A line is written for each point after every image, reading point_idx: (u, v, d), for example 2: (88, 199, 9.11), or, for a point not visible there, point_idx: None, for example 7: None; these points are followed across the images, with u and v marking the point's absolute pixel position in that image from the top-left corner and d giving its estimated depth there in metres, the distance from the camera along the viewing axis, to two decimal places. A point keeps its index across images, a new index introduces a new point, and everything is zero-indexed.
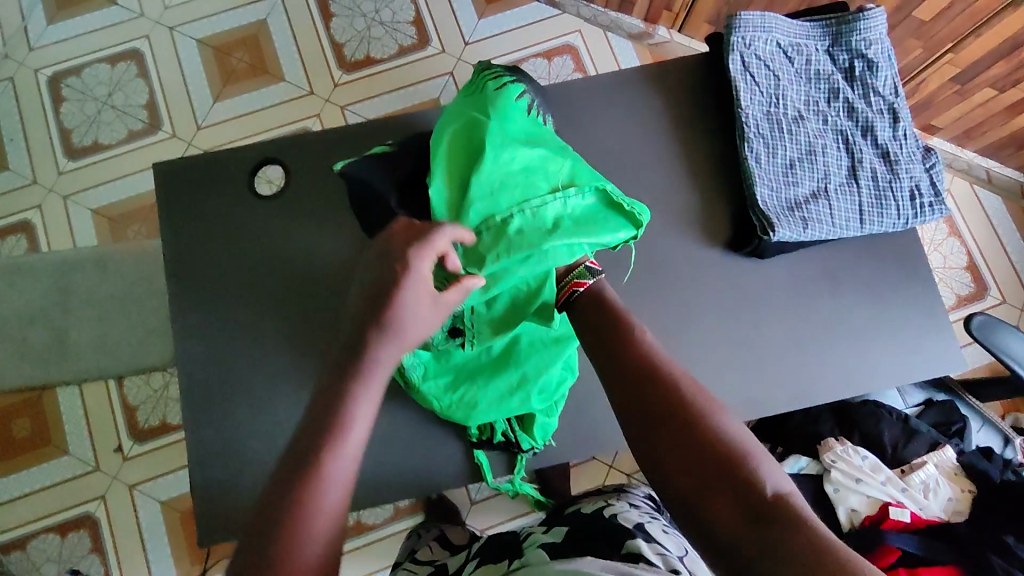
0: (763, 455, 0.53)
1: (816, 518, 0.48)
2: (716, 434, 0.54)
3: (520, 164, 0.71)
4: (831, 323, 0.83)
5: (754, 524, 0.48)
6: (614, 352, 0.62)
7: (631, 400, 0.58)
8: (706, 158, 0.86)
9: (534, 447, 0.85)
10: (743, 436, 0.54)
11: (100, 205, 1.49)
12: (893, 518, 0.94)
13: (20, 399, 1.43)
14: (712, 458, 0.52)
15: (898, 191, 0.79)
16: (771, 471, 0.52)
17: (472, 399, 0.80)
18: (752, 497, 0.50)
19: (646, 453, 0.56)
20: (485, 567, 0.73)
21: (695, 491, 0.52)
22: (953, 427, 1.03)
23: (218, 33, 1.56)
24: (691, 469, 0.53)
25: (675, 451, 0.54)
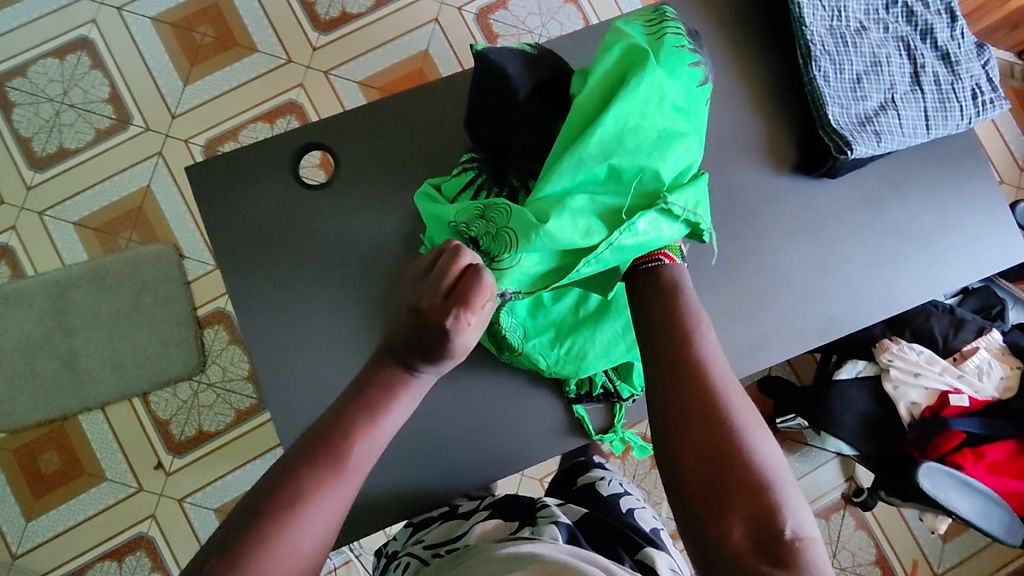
0: (793, 491, 0.54)
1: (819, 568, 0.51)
2: (751, 458, 0.55)
3: (632, 143, 0.67)
4: (901, 232, 0.85)
5: (762, 558, 0.51)
6: (670, 348, 0.62)
7: (673, 393, 0.59)
8: (762, 84, 0.85)
9: (633, 395, 0.81)
10: (776, 468, 0.55)
11: (82, 216, 1.38)
12: (952, 406, 1.00)
13: (41, 433, 1.35)
14: (739, 479, 0.54)
15: (960, 92, 0.81)
16: (796, 513, 0.54)
17: (580, 351, 0.77)
18: (768, 532, 0.52)
19: (672, 450, 0.57)
20: (491, 527, 0.73)
21: (708, 498, 0.54)
22: (993, 311, 1.09)
23: (173, 8, 1.42)
24: (713, 479, 0.54)
25: (700, 455, 0.56)
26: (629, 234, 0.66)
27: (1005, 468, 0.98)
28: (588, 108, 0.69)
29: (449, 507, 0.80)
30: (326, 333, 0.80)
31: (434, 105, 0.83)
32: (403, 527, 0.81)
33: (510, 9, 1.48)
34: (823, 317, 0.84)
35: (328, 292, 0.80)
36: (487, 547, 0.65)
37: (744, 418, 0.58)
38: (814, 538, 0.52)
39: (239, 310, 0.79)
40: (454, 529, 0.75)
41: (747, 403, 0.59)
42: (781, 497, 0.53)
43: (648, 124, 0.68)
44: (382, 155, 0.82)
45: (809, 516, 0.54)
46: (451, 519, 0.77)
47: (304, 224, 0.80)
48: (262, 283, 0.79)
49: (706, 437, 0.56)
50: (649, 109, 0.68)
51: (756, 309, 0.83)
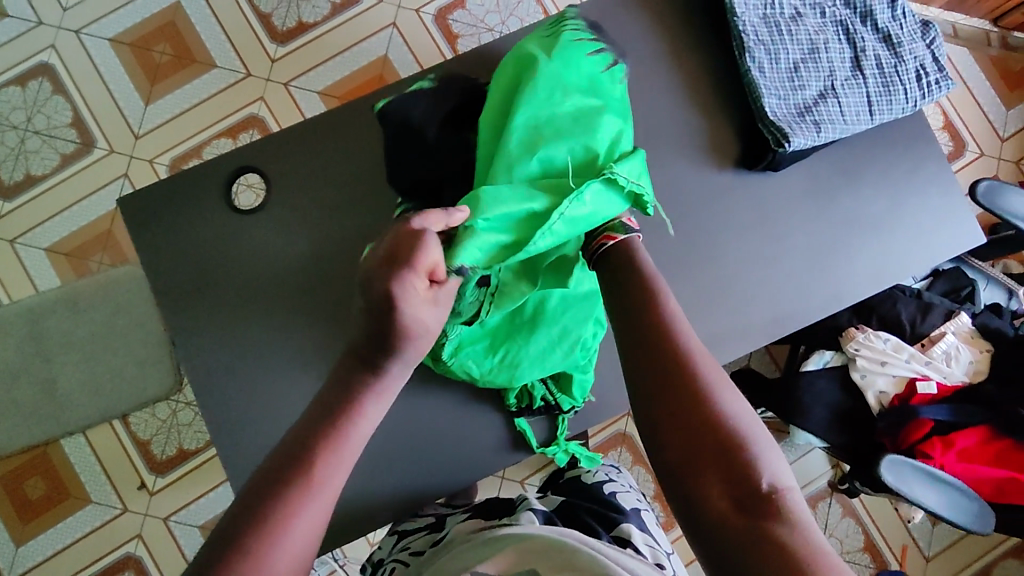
0: (768, 443, 0.52)
1: (804, 515, 0.48)
2: (724, 416, 0.52)
3: (551, 131, 0.68)
4: (851, 221, 0.82)
5: (744, 512, 0.48)
6: (634, 313, 0.60)
7: (641, 358, 0.57)
8: (702, 76, 0.82)
9: (574, 407, 0.82)
10: (750, 420, 0.53)
11: (53, 242, 1.39)
12: (920, 393, 0.98)
13: (25, 459, 1.37)
14: (714, 437, 0.51)
15: (904, 75, 0.78)
16: (773, 466, 0.51)
17: (514, 359, 0.76)
18: (746, 486, 0.49)
19: (646, 415, 0.55)
20: (475, 523, 0.74)
21: (684, 460, 0.51)
22: (963, 292, 1.06)
23: (131, 28, 1.42)
24: (687, 441, 0.52)
25: (673, 416, 0.53)
26: (576, 203, 0.64)
27: (975, 454, 0.96)
28: (501, 112, 0.71)
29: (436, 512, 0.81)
30: (267, 356, 0.79)
31: (365, 119, 0.82)
32: (390, 535, 0.81)
33: (468, 8, 1.46)
34: (776, 313, 0.81)
35: (265, 315, 0.79)
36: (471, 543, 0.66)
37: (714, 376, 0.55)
38: (794, 488, 0.50)
39: (179, 337, 0.78)
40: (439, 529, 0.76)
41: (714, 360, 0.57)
42: (756, 451, 0.51)
43: (563, 113, 0.69)
44: (314, 173, 0.81)
45: (787, 467, 0.52)
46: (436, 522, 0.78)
47: (239, 245, 0.79)
48: (199, 310, 0.79)
49: (678, 398, 0.54)
50: (559, 95, 0.70)
51: (703, 308, 0.80)
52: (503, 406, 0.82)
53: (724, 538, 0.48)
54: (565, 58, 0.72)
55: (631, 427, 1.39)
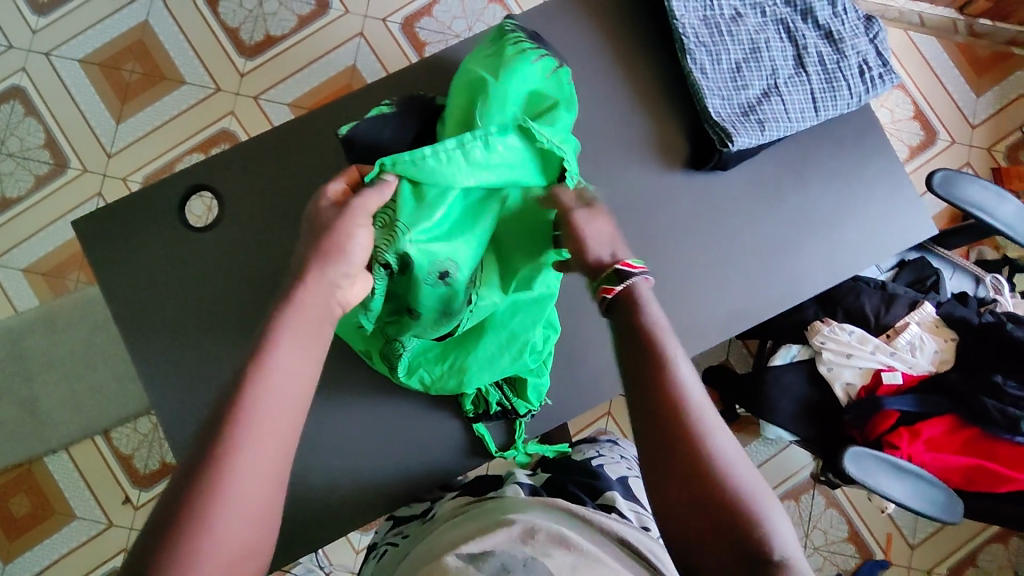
0: (776, 509, 0.52)
1: None
2: (734, 488, 0.51)
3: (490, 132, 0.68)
4: (802, 217, 0.83)
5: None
6: (637, 371, 0.56)
7: (650, 425, 0.54)
8: (647, 78, 0.82)
9: (530, 411, 0.83)
10: (759, 487, 0.52)
11: (30, 263, 1.40)
12: (885, 384, 0.98)
13: (10, 478, 1.38)
14: (726, 512, 0.50)
15: (847, 71, 0.78)
16: (783, 534, 0.50)
17: (462, 364, 0.77)
18: (758, 558, 0.49)
19: (656, 486, 0.53)
20: (461, 503, 0.75)
21: (694, 529, 0.51)
22: (928, 282, 1.06)
23: (100, 48, 1.43)
24: (700, 515, 0.51)
25: (684, 487, 0.52)
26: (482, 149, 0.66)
27: (943, 443, 0.96)
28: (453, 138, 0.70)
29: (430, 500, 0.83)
30: (226, 371, 0.79)
31: (317, 132, 0.82)
32: (384, 521, 0.83)
33: (434, 15, 1.46)
34: (731, 309, 0.82)
35: (222, 330, 0.80)
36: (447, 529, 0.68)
37: (722, 440, 0.53)
38: (802, 558, 0.50)
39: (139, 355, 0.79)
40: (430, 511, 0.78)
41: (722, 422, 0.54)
42: (768, 522, 0.50)
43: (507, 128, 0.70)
44: (267, 188, 0.81)
45: (793, 529, 0.51)
46: (428, 507, 0.81)
47: (195, 262, 0.80)
48: (155, 327, 0.79)
49: (687, 469, 0.52)
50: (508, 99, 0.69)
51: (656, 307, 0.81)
52: (460, 411, 0.83)
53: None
54: (512, 74, 0.70)
55: (611, 426, 1.40)
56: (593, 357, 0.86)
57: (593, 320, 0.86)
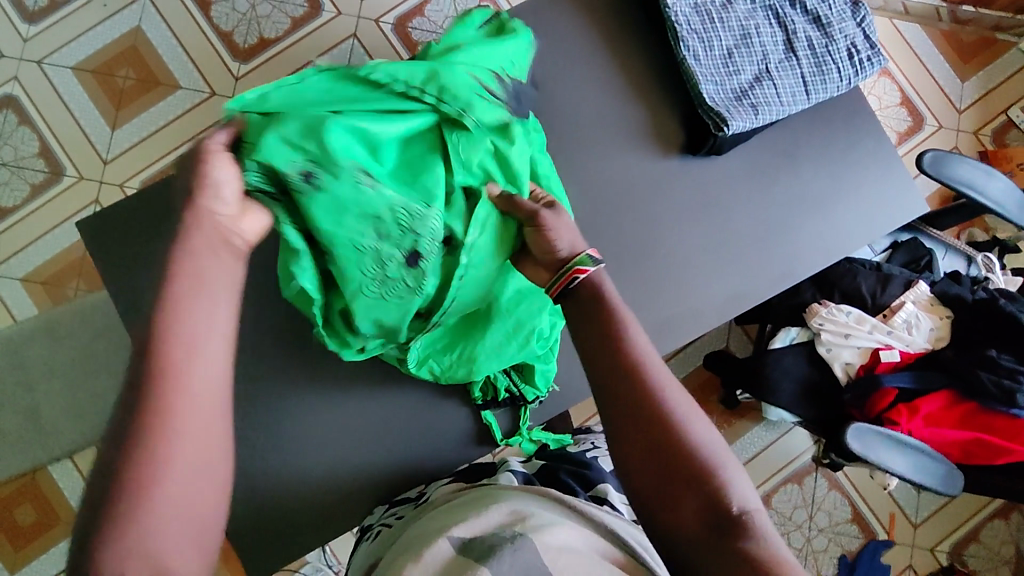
0: (735, 468, 0.56)
1: (772, 535, 0.53)
2: (693, 446, 0.55)
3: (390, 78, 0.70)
4: (798, 198, 0.84)
5: (720, 540, 0.53)
6: (593, 345, 0.60)
7: (614, 401, 0.57)
8: (642, 67, 0.84)
9: (539, 396, 0.86)
10: (718, 449, 0.56)
11: (28, 272, 1.40)
12: (883, 362, 1.00)
13: (14, 488, 1.37)
14: (688, 469, 0.54)
15: (836, 54, 0.80)
16: (741, 486, 0.55)
17: (471, 353, 0.78)
18: (720, 517, 0.53)
19: (619, 448, 0.57)
20: (457, 487, 0.77)
21: (660, 495, 0.55)
22: (922, 262, 1.08)
23: (93, 55, 1.43)
24: (661, 481, 0.55)
25: (649, 455, 0.55)
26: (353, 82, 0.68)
27: (941, 418, 0.98)
28: None
29: (424, 486, 0.85)
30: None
31: None
32: (381, 506, 0.84)
33: (427, 15, 1.48)
34: (733, 291, 0.83)
35: None
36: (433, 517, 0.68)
37: (677, 401, 0.57)
38: (760, 506, 0.55)
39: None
40: (424, 496, 0.79)
41: (681, 392, 0.58)
42: (725, 475, 0.55)
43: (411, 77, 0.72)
44: None
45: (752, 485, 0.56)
46: (422, 493, 0.81)
47: None
48: None
49: (645, 431, 0.56)
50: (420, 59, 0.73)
51: (658, 291, 0.82)
52: (469, 399, 0.87)
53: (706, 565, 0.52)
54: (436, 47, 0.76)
55: None
56: None
57: None
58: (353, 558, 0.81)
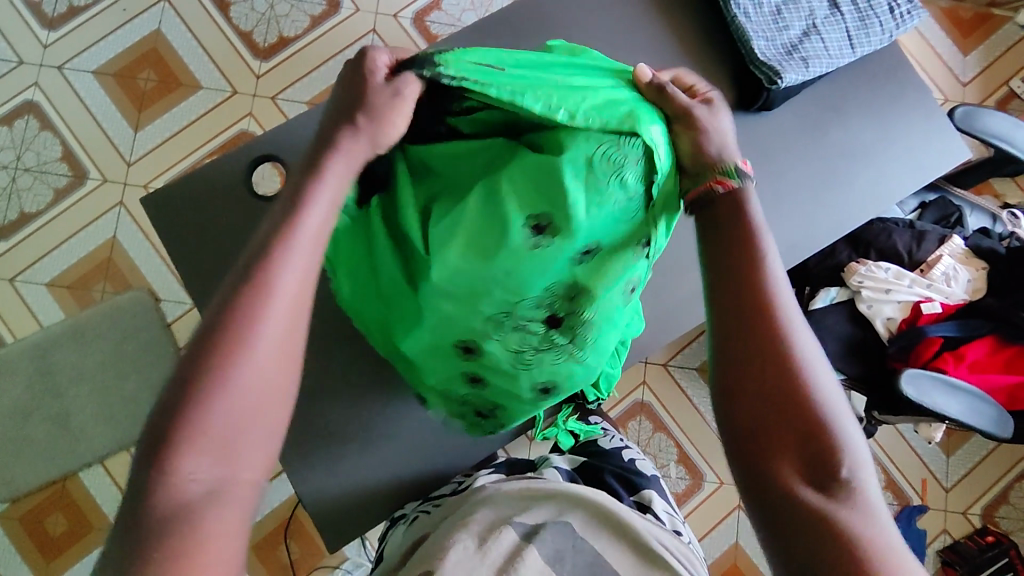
0: (852, 430, 0.50)
1: (877, 514, 0.47)
2: (806, 390, 0.50)
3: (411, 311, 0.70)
4: (846, 149, 0.87)
5: (813, 495, 0.47)
6: (721, 272, 0.55)
7: (732, 317, 0.54)
8: (687, 29, 0.86)
9: (598, 396, 0.92)
10: (836, 405, 0.51)
11: (53, 276, 1.38)
12: (927, 313, 1.01)
13: (44, 497, 1.33)
14: (794, 413, 0.50)
15: (878, 8, 0.83)
16: (855, 450, 0.49)
17: None
18: (819, 473, 0.48)
19: (725, 378, 0.53)
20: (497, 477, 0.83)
21: (755, 432, 0.51)
22: (952, 219, 1.11)
23: (113, 59, 1.44)
24: (764, 415, 0.51)
25: (755, 384, 0.51)
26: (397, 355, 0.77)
27: (986, 365, 1.00)
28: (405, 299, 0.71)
29: (458, 479, 0.87)
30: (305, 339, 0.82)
31: None
32: (413, 500, 0.87)
33: (444, 9, 1.50)
34: (787, 241, 0.86)
35: None
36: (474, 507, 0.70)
37: (803, 345, 0.52)
38: (872, 478, 0.49)
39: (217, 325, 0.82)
40: (463, 484, 0.83)
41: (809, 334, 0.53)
42: (841, 434, 0.49)
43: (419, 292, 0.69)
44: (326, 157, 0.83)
45: (870, 457, 0.50)
46: (459, 484, 0.84)
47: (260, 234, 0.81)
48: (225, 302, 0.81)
49: (756, 358, 0.52)
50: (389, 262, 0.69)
51: None
52: None
53: (793, 521, 0.47)
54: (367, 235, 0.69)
55: (648, 395, 1.42)
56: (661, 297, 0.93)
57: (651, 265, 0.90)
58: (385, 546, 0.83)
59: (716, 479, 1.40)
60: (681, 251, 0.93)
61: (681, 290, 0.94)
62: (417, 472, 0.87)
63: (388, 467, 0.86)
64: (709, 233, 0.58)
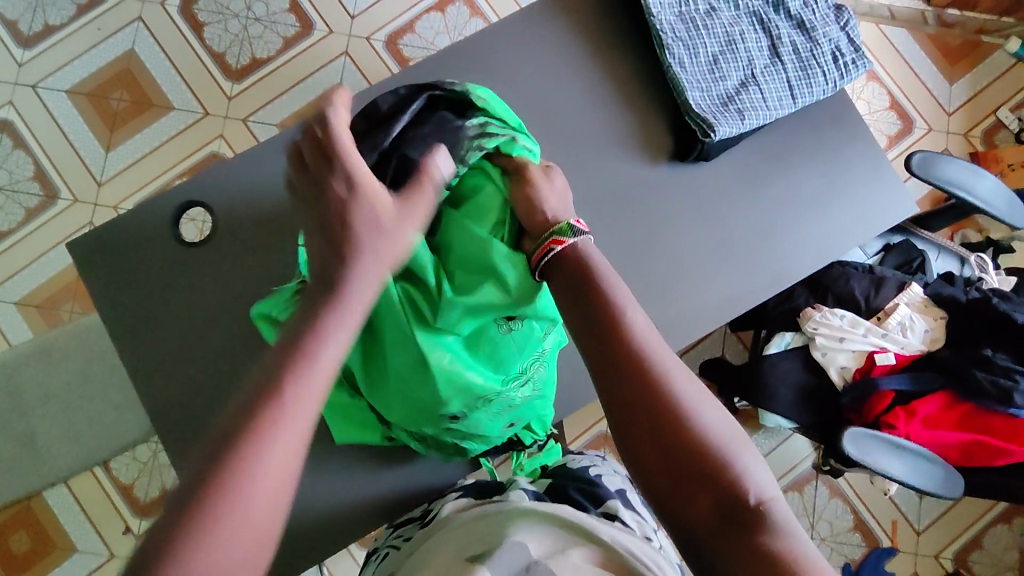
0: (750, 453, 0.52)
1: (791, 526, 0.48)
2: (699, 431, 0.51)
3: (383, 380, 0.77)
4: (787, 201, 0.87)
5: (734, 532, 0.48)
6: (594, 327, 0.56)
7: (608, 371, 0.54)
8: (624, 80, 0.86)
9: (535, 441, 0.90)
10: (727, 434, 0.52)
11: (23, 295, 1.39)
12: (880, 365, 0.99)
13: (8, 515, 1.34)
14: (694, 457, 0.50)
15: (820, 57, 0.83)
16: (755, 474, 0.51)
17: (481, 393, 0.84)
18: (733, 507, 0.48)
19: (625, 436, 0.53)
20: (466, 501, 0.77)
21: (664, 483, 0.50)
22: (914, 264, 1.08)
23: (87, 78, 1.45)
24: (667, 462, 0.51)
25: (647, 437, 0.51)
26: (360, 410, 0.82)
27: (938, 420, 0.97)
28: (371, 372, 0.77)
29: (429, 503, 0.85)
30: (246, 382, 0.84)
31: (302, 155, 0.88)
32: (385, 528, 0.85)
33: (417, 31, 1.49)
34: (726, 296, 0.84)
35: (222, 341, 0.85)
36: (449, 534, 0.65)
37: (684, 383, 0.53)
38: (777, 495, 0.50)
39: (152, 367, 0.84)
40: (429, 515, 0.79)
41: (682, 372, 0.54)
42: (739, 463, 0.50)
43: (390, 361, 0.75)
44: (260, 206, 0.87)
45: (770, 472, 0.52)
46: (429, 510, 0.81)
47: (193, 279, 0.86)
48: (157, 345, 0.85)
49: (644, 411, 0.52)
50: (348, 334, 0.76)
51: (655, 299, 0.82)
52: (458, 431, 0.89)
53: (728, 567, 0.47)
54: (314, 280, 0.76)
55: None
56: None
57: None
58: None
59: None
60: None
61: None
62: (349, 518, 0.87)
63: (320, 513, 0.87)
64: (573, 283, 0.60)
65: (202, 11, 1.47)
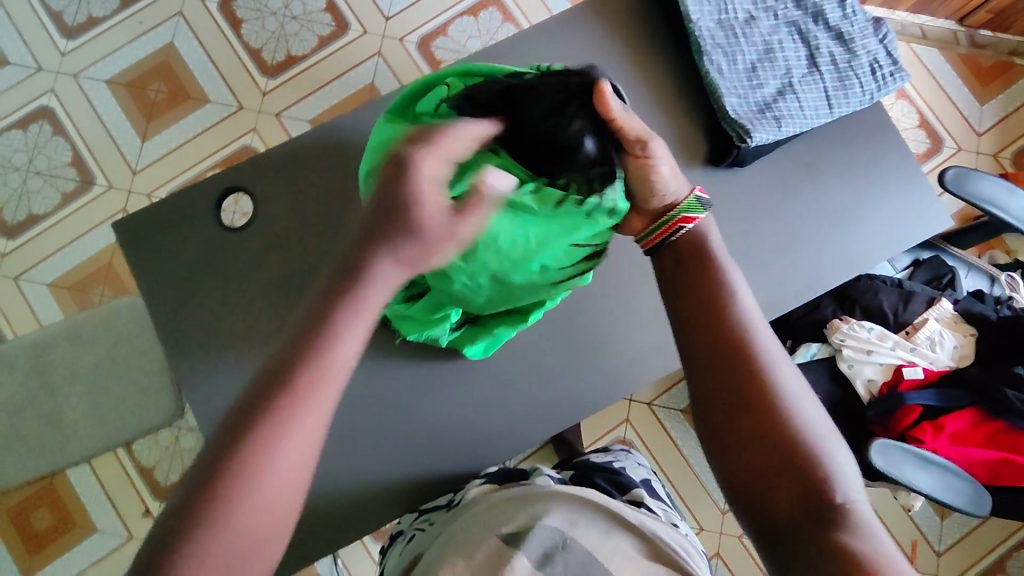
0: (841, 454, 0.53)
1: (875, 527, 0.50)
2: (797, 432, 0.52)
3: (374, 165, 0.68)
4: (820, 211, 0.87)
5: (815, 522, 0.50)
6: (698, 316, 0.57)
7: (709, 363, 0.55)
8: (662, 85, 0.88)
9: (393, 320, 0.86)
10: (822, 433, 0.53)
11: (55, 277, 1.42)
12: (907, 379, 0.98)
13: (30, 493, 1.36)
14: (788, 453, 0.52)
15: (859, 69, 0.83)
16: (845, 472, 0.52)
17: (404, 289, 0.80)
18: (820, 500, 0.51)
19: (713, 419, 0.55)
20: (489, 484, 0.80)
21: (749, 470, 0.53)
22: (944, 280, 1.08)
23: (126, 70, 1.48)
24: (755, 451, 0.53)
25: (738, 424, 0.54)
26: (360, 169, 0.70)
27: (966, 437, 0.96)
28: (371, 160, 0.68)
29: (454, 492, 0.88)
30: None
31: (341, 148, 0.90)
32: (409, 513, 0.88)
33: (450, 34, 1.52)
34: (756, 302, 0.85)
35: (257, 326, 0.86)
36: (473, 511, 0.69)
37: (785, 377, 0.55)
38: (863, 498, 0.52)
39: (186, 349, 0.85)
40: (456, 500, 0.82)
41: (784, 373, 0.55)
42: (829, 463, 0.52)
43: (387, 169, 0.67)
44: (301, 196, 0.88)
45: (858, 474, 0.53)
46: (452, 498, 0.84)
47: (230, 265, 0.87)
48: (192, 328, 0.85)
49: (739, 401, 0.54)
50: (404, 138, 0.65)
51: None
52: (487, 424, 0.91)
53: (800, 553, 0.50)
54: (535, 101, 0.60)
55: (630, 434, 1.38)
56: (628, 346, 0.94)
57: (622, 307, 0.94)
58: (384, 560, 0.84)
59: (695, 524, 1.35)
60: (651, 306, 0.95)
61: (646, 339, 0.94)
62: (372, 507, 0.88)
63: (342, 500, 0.87)
64: (677, 270, 0.60)
65: (241, 7, 1.50)
